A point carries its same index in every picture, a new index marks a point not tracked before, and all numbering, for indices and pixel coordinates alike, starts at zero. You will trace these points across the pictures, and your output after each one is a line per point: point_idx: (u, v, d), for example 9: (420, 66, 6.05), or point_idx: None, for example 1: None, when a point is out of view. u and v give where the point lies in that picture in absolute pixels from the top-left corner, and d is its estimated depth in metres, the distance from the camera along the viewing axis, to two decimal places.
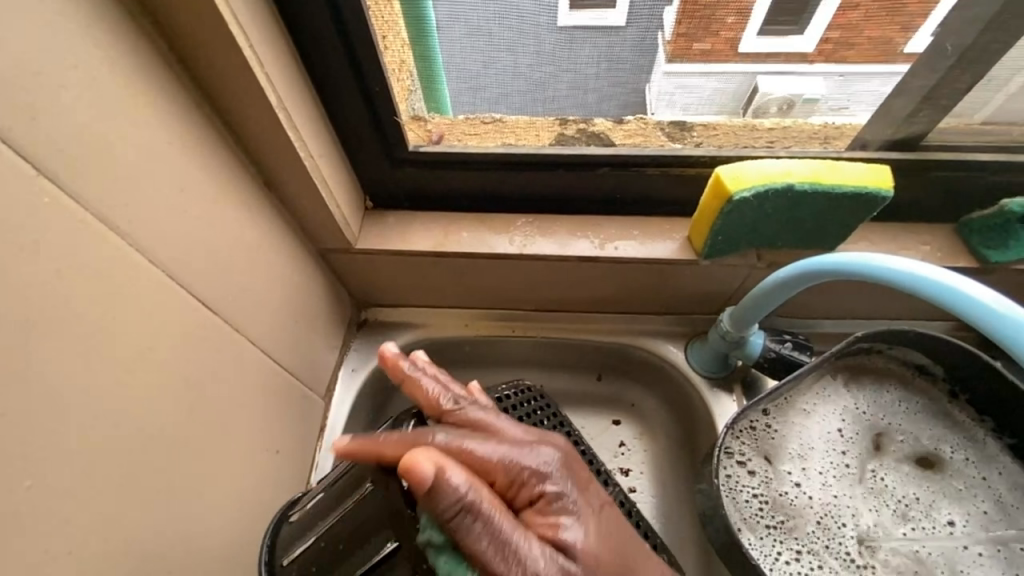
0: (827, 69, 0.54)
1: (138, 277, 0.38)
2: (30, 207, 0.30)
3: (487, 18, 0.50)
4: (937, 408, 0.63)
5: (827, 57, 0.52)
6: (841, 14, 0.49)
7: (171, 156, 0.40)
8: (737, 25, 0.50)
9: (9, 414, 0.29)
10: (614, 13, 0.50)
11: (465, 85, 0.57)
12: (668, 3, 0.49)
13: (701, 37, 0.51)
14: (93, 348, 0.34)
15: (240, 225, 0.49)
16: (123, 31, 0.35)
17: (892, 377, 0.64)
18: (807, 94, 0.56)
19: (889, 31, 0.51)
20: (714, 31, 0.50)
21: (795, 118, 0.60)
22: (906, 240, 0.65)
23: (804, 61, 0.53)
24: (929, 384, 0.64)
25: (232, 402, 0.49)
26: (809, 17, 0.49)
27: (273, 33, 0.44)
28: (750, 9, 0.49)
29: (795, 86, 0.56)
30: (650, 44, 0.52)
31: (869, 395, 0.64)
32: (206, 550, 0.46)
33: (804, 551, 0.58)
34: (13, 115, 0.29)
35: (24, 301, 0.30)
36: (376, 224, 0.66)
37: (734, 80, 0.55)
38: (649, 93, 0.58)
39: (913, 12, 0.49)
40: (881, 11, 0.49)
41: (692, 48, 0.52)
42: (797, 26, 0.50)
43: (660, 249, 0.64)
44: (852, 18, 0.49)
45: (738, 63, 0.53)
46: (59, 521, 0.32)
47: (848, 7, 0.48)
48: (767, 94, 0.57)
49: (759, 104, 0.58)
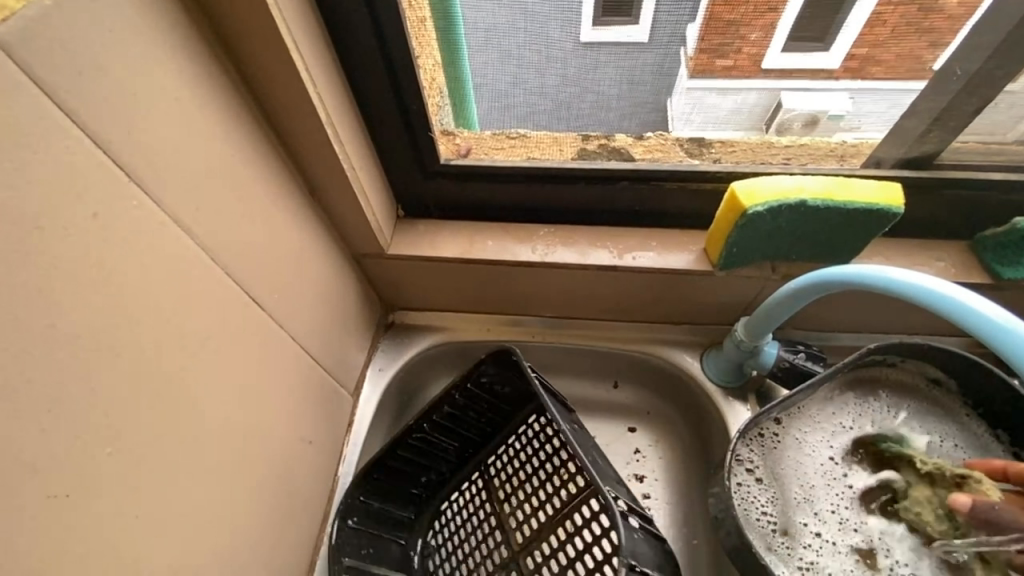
0: (852, 85, 0.55)
1: (203, 271, 0.42)
2: (122, 210, 0.34)
3: (518, 45, 0.55)
4: (930, 411, 0.62)
5: (853, 73, 0.54)
6: (869, 29, 0.51)
7: (235, 165, 0.45)
8: (760, 43, 0.52)
9: (99, 388, 0.34)
10: (639, 28, 0.53)
11: (495, 104, 0.61)
12: (691, 20, 0.52)
13: (725, 54, 0.54)
14: (167, 336, 0.39)
15: (287, 228, 0.53)
16: (202, 58, 0.40)
17: (884, 380, 0.63)
18: (833, 110, 0.58)
19: (918, 48, 0.52)
20: (738, 48, 0.53)
21: (819, 135, 0.62)
22: (921, 256, 0.67)
23: (830, 78, 0.54)
24: (923, 387, 0.63)
25: (275, 394, 0.53)
26: (834, 36, 0.51)
27: (325, 56, 0.49)
28: (775, 24, 0.51)
29: (819, 103, 0.57)
30: (674, 58, 0.55)
31: (861, 405, 0.63)
32: (243, 528, 0.49)
33: (811, 564, 0.57)
34: (113, 131, 0.33)
35: (111, 290, 0.34)
36: (407, 231, 0.70)
37: (753, 93, 0.57)
38: (671, 109, 0.60)
39: (941, 29, 0.51)
40: (909, 26, 0.50)
41: (715, 64, 0.54)
42: (823, 43, 0.52)
43: (676, 260, 0.66)
44: (880, 35, 0.51)
45: (760, 79, 0.55)
46: (130, 487, 0.37)
47: (876, 22, 0.50)
48: (790, 110, 0.58)
49: (783, 120, 0.60)
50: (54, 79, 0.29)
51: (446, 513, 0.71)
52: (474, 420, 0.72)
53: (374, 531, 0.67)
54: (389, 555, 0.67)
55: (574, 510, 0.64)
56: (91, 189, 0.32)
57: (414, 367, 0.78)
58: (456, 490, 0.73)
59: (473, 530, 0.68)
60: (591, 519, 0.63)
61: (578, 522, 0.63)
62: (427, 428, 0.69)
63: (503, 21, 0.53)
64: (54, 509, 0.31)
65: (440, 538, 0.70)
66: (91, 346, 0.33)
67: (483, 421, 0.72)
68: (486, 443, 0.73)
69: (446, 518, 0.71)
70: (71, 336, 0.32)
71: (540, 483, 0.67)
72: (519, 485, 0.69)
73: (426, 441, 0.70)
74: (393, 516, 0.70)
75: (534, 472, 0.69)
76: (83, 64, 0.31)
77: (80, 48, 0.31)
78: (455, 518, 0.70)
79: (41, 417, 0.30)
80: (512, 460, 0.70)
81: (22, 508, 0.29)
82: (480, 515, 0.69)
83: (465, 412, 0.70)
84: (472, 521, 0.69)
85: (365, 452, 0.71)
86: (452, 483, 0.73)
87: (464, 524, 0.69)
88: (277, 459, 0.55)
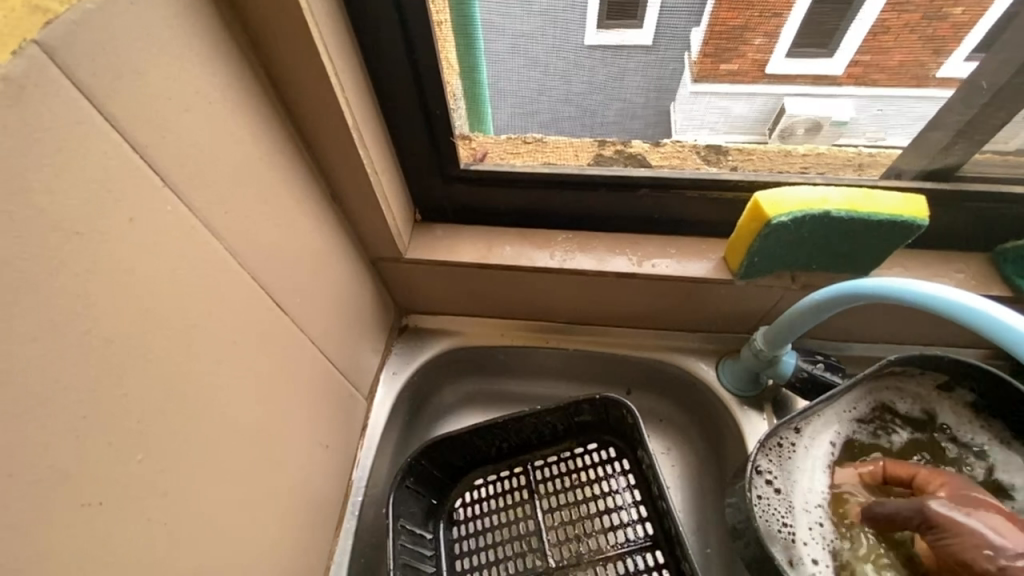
0: (857, 92, 0.55)
1: (229, 277, 0.42)
2: (155, 213, 0.34)
3: (546, 52, 0.55)
4: (984, 430, 0.61)
5: (856, 79, 0.54)
6: (873, 37, 0.50)
7: (261, 169, 0.44)
8: (765, 48, 0.52)
9: (131, 394, 0.33)
10: (643, 32, 0.53)
11: (519, 110, 0.61)
12: (694, 25, 0.52)
13: (729, 59, 0.53)
14: (194, 342, 0.38)
15: (309, 233, 0.53)
16: (235, 62, 0.40)
17: (925, 396, 0.63)
18: (834, 117, 0.58)
19: (922, 56, 0.52)
20: (741, 53, 0.53)
21: (823, 142, 0.62)
22: (941, 267, 0.67)
23: (833, 84, 0.54)
24: (969, 404, 0.62)
25: (295, 400, 0.53)
26: (839, 41, 0.51)
27: (352, 59, 0.49)
28: (778, 32, 0.51)
29: (822, 109, 0.57)
30: (675, 61, 0.55)
31: (898, 415, 0.63)
32: (261, 534, 0.49)
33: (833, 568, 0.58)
34: (148, 136, 0.33)
35: (144, 298, 0.34)
36: (425, 235, 0.70)
37: (758, 99, 0.57)
38: (675, 114, 0.60)
39: (946, 39, 0.50)
40: (924, 39, 0.50)
41: (718, 69, 0.54)
42: (827, 49, 0.52)
43: (696, 268, 0.66)
44: (884, 43, 0.51)
45: (764, 85, 0.55)
46: (159, 494, 0.36)
47: (879, 31, 0.50)
48: (792, 116, 0.59)
49: (785, 126, 0.60)
50: (93, 83, 0.29)
51: (480, 489, 0.73)
52: (526, 431, 0.72)
53: (419, 491, 0.68)
54: (417, 514, 0.68)
55: (629, 554, 0.66)
56: (127, 193, 0.32)
57: (428, 371, 0.78)
58: (494, 473, 0.73)
59: (504, 521, 0.69)
60: (647, 570, 0.64)
61: (631, 566, 0.65)
62: (505, 427, 0.71)
63: (533, 28, 0.53)
64: (86, 517, 0.31)
65: (471, 512, 0.71)
66: (124, 352, 0.33)
67: (546, 432, 0.73)
68: (539, 448, 0.74)
69: (480, 494, 0.72)
70: (105, 342, 0.31)
71: (595, 514, 0.68)
72: (568, 504, 0.70)
73: (474, 437, 0.70)
74: (436, 478, 0.71)
75: (587, 500, 0.70)
76: (121, 66, 0.31)
77: (119, 51, 0.30)
78: (490, 500, 0.71)
79: (76, 424, 0.30)
80: (564, 477, 0.72)
81: (56, 517, 0.29)
82: (517, 512, 0.70)
83: (520, 424, 0.71)
84: (508, 514, 0.70)
85: (378, 458, 0.71)
86: (491, 465, 0.74)
87: (497, 511, 0.70)
88: (295, 464, 0.54)
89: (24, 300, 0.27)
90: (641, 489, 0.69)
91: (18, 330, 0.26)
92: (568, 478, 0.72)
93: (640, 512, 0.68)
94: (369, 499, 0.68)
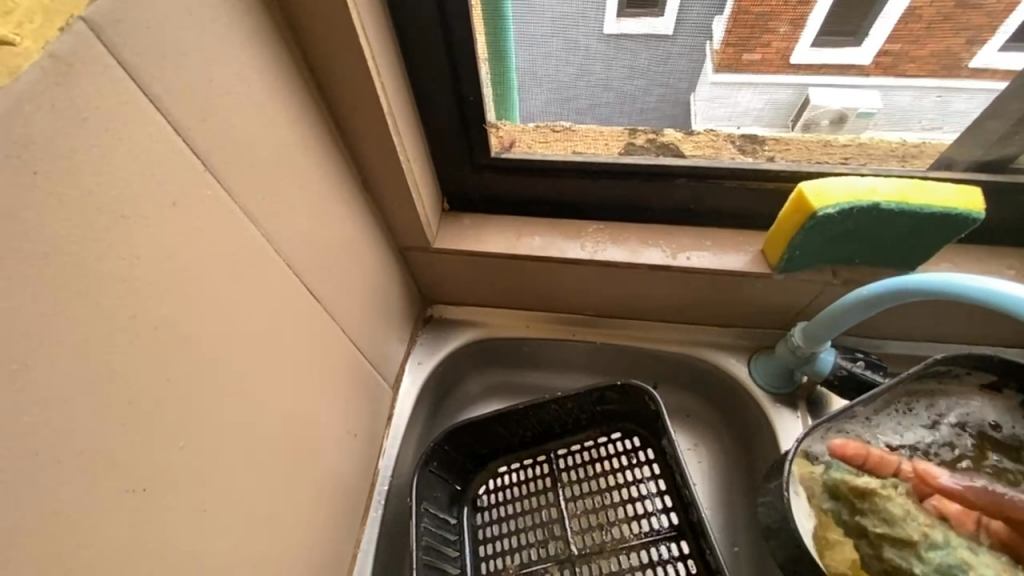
0: (884, 83, 0.54)
1: (266, 265, 0.41)
2: (197, 198, 0.34)
3: (588, 35, 0.53)
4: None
5: (885, 70, 0.53)
6: (903, 25, 0.49)
7: (297, 155, 0.44)
8: (789, 37, 0.51)
9: (173, 379, 0.33)
10: (663, 21, 0.51)
11: (556, 97, 0.60)
12: (717, 13, 0.50)
13: (751, 48, 0.52)
14: (232, 328, 0.38)
15: (341, 220, 0.52)
16: (274, 45, 0.39)
17: (964, 393, 0.60)
18: (861, 108, 0.57)
19: (954, 45, 0.50)
20: (765, 42, 0.51)
21: (848, 134, 0.60)
22: (991, 263, 0.64)
23: (861, 74, 0.54)
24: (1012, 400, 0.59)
25: (326, 387, 0.53)
26: (867, 28, 0.50)
27: (388, 44, 0.48)
28: (804, 20, 0.50)
29: (848, 99, 0.56)
30: (697, 52, 0.53)
31: (934, 411, 0.61)
32: (293, 519, 0.49)
33: None
34: (190, 119, 0.32)
35: (186, 283, 0.33)
36: (453, 224, 0.69)
37: (784, 90, 0.56)
38: (695, 103, 0.59)
39: (979, 27, 0.49)
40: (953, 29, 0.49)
41: (740, 59, 0.53)
42: (854, 37, 0.51)
43: (732, 261, 0.64)
44: (914, 30, 0.49)
45: (787, 75, 0.54)
46: (199, 480, 0.36)
47: (911, 18, 0.49)
48: (816, 107, 0.57)
49: (808, 119, 0.59)
50: (138, 63, 0.28)
51: (503, 477, 0.72)
52: (549, 419, 0.71)
53: (442, 477, 0.68)
54: (441, 499, 0.68)
55: (653, 544, 0.65)
56: (171, 177, 0.31)
57: (453, 362, 0.77)
58: (517, 461, 0.73)
59: (528, 508, 0.69)
60: (672, 560, 0.63)
61: (655, 556, 0.64)
62: (528, 414, 0.70)
63: (573, 10, 0.51)
64: (132, 502, 0.31)
65: (494, 500, 0.71)
66: (166, 338, 0.32)
67: (570, 421, 0.72)
68: (562, 437, 0.73)
69: (503, 482, 0.72)
70: (150, 328, 0.31)
71: (618, 503, 0.67)
72: (591, 492, 0.69)
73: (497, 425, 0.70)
74: (460, 464, 0.70)
75: (611, 488, 0.69)
76: (166, 48, 0.30)
77: (162, 31, 0.30)
78: (514, 488, 0.71)
79: (122, 410, 0.30)
80: (588, 466, 0.71)
81: (102, 501, 0.29)
82: (540, 500, 0.69)
83: (542, 411, 0.70)
84: (531, 501, 0.69)
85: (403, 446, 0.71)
86: (514, 453, 0.73)
87: (519, 499, 0.70)
88: (325, 451, 0.54)
89: (72, 287, 0.26)
90: (666, 479, 0.68)
91: (65, 317, 0.26)
92: (591, 467, 0.71)
93: (665, 501, 0.67)
94: (394, 487, 0.68)
